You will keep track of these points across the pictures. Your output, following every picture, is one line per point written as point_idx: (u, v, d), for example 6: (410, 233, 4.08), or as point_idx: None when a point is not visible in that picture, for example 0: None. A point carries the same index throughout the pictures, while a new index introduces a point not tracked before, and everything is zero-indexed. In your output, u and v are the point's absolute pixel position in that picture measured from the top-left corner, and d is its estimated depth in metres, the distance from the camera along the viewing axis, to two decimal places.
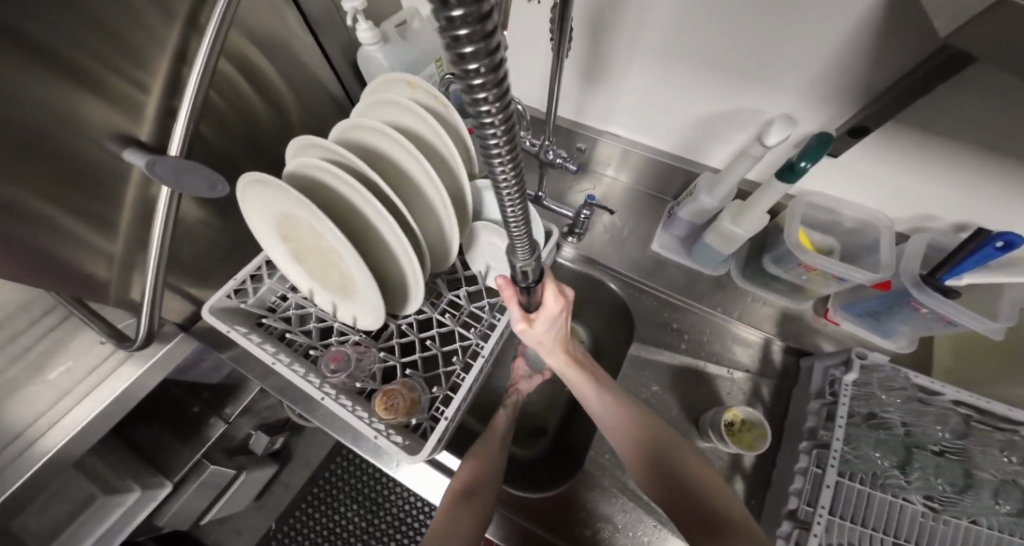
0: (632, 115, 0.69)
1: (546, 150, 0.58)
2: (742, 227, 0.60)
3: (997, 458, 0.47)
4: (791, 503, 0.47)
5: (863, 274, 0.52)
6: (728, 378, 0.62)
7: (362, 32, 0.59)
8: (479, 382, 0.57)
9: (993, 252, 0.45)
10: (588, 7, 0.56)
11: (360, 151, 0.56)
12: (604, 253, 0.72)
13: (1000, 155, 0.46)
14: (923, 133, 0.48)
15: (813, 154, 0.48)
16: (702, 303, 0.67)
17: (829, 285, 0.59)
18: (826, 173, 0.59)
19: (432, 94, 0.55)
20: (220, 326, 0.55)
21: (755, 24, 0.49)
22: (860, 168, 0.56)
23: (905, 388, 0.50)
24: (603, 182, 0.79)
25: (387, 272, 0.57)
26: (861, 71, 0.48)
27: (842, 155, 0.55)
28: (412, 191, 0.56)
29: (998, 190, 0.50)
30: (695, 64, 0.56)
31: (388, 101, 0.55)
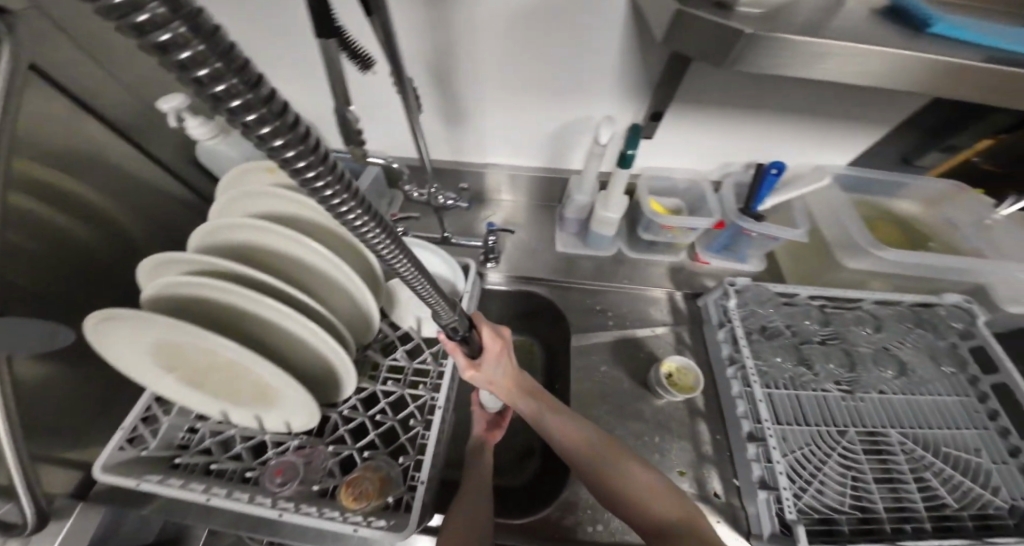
0: (495, 142, 0.76)
1: (437, 196, 0.59)
2: (612, 209, 0.70)
3: (863, 332, 0.64)
4: (746, 426, 0.57)
5: (703, 220, 0.65)
6: (653, 335, 0.71)
7: (192, 129, 0.55)
8: (443, 438, 0.56)
9: (773, 178, 0.63)
10: (425, 61, 0.62)
11: (232, 251, 0.52)
12: (517, 268, 0.77)
13: (758, 110, 0.62)
14: (706, 107, 0.63)
15: (634, 142, 0.60)
16: (611, 281, 0.76)
17: (688, 236, 0.72)
18: (657, 151, 0.71)
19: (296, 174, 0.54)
20: (124, 484, 0.45)
21: (565, 41, 0.58)
22: (673, 139, 0.69)
23: (771, 298, 0.64)
24: (495, 206, 0.86)
25: (308, 365, 0.51)
26: (644, 74, 0.61)
27: (656, 135, 0.68)
28: (306, 273, 0.53)
29: (768, 134, 0.66)
30: (532, 86, 0.65)
31: (252, 193, 0.52)
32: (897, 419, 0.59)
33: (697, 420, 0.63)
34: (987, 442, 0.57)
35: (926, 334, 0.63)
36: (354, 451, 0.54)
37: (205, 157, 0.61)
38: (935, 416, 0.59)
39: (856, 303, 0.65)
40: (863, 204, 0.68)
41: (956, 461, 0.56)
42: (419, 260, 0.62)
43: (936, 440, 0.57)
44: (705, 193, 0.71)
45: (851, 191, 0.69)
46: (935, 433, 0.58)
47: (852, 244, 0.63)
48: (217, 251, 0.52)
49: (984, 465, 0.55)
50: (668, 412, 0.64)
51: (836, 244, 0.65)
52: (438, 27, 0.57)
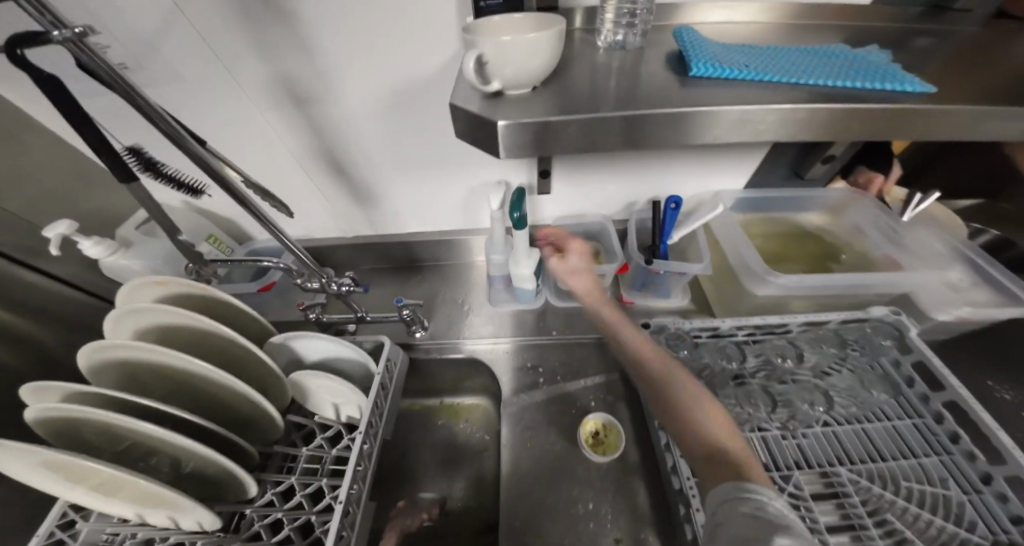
0: (408, 215, 0.81)
1: (330, 284, 0.62)
2: (524, 265, 0.70)
3: (793, 361, 0.62)
4: (676, 483, 0.52)
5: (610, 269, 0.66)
6: (582, 387, 0.69)
7: (89, 249, 0.63)
8: (353, 528, 0.57)
9: (675, 213, 0.65)
10: (322, 157, 0.69)
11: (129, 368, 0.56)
12: (447, 333, 0.79)
13: (631, 156, 0.66)
14: (581, 163, 0.67)
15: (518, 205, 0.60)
16: (538, 335, 0.75)
17: (604, 279, 0.72)
18: (554, 202, 0.74)
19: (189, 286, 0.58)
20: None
21: (424, 122, 0.63)
22: (568, 192, 0.72)
23: (683, 337, 0.63)
24: (428, 272, 0.89)
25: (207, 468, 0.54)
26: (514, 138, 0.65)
27: (551, 189, 0.71)
28: (204, 379, 0.57)
29: (657, 172, 0.69)
30: (418, 165, 0.70)
31: (145, 309, 0.56)
32: (844, 453, 0.54)
33: (630, 478, 0.60)
34: (951, 471, 0.50)
35: (859, 355, 0.62)
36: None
37: (118, 274, 0.68)
38: (889, 446, 0.54)
39: (784, 328, 0.65)
40: (757, 219, 0.74)
41: (926, 499, 0.49)
42: (329, 347, 0.66)
43: (893, 473, 0.52)
44: (610, 234, 0.74)
45: (753, 209, 0.73)
46: (891, 465, 0.52)
47: (750, 270, 0.63)
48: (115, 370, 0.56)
49: (955, 497, 0.48)
50: (602, 471, 0.61)
51: (741, 272, 0.65)
52: (315, 127, 0.65)
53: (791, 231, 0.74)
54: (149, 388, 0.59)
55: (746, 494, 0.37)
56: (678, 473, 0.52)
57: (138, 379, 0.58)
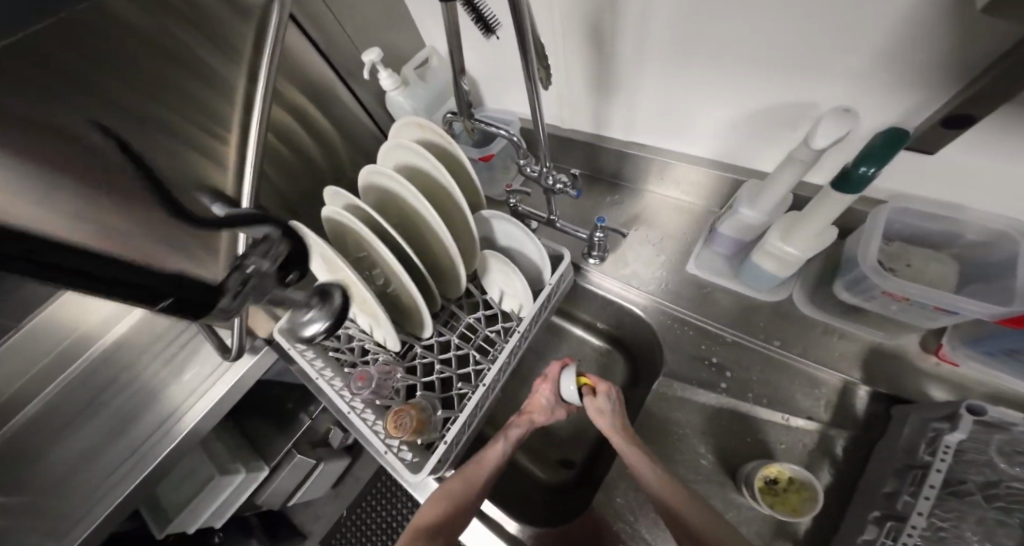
0: (657, 121, 0.63)
1: (546, 176, 0.55)
2: (795, 245, 0.50)
3: None
4: None
5: (985, 307, 0.41)
6: (783, 426, 0.54)
7: (382, 79, 0.63)
8: (484, 407, 0.59)
9: None
10: (588, 19, 0.54)
11: (379, 197, 0.61)
12: (634, 272, 0.67)
13: None
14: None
15: (879, 157, 0.37)
16: (753, 335, 0.58)
17: (936, 318, 0.47)
18: (922, 169, 0.48)
19: (441, 134, 0.56)
20: (282, 342, 0.64)
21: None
22: (969, 164, 0.44)
23: None
24: (639, 197, 0.74)
25: (411, 303, 0.61)
26: (937, 50, 0.38)
27: (939, 151, 0.44)
28: (427, 227, 0.59)
29: None
30: (728, 61, 0.49)
31: (402, 146, 0.57)
32: None
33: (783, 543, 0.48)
34: None
35: None
36: (418, 384, 0.63)
37: (393, 110, 0.69)
38: None
39: None
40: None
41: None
42: (520, 240, 0.61)
43: None
44: (1007, 253, 0.46)
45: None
46: None
47: None
48: (371, 194, 0.62)
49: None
50: (753, 519, 0.50)
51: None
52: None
53: None
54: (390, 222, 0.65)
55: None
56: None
57: (385, 210, 0.63)
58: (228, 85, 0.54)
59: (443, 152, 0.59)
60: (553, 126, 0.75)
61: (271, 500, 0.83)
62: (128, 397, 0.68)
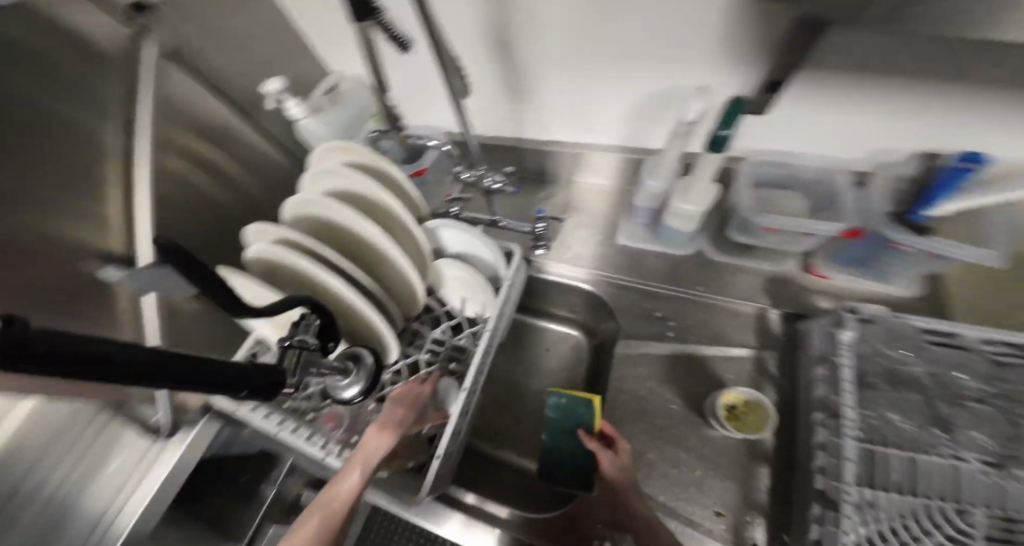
0: (564, 118, 0.70)
1: (483, 178, 0.58)
2: (692, 204, 0.59)
3: None
4: (818, 482, 0.45)
5: (828, 225, 0.53)
6: (726, 357, 0.63)
7: (291, 108, 0.60)
8: (467, 416, 0.58)
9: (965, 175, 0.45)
10: (490, 32, 0.58)
11: (312, 228, 0.58)
12: (575, 255, 0.73)
13: (929, 86, 0.48)
14: (831, 79, 0.50)
15: (729, 119, 0.47)
16: (683, 286, 0.68)
17: (802, 241, 0.60)
18: (768, 129, 0.60)
19: (368, 155, 0.55)
20: (227, 405, 0.58)
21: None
22: (802, 120, 0.57)
23: (911, 336, 0.51)
24: (565, 188, 0.81)
25: (368, 332, 0.58)
26: (764, 38, 0.49)
27: (775, 113, 0.57)
28: (371, 251, 0.57)
29: (957, 111, 0.50)
30: (612, 60, 0.57)
31: (330, 172, 0.55)
32: None
33: (757, 463, 0.55)
34: None
35: None
36: None
37: (308, 138, 0.66)
38: None
39: None
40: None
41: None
42: (472, 245, 0.63)
43: None
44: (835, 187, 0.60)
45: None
46: None
47: None
48: (303, 225, 0.58)
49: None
50: (725, 446, 0.57)
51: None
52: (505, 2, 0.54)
53: None
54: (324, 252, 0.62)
55: None
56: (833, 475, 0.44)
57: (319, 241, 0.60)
58: (98, 136, 0.46)
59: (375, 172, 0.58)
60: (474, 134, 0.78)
61: None
62: None
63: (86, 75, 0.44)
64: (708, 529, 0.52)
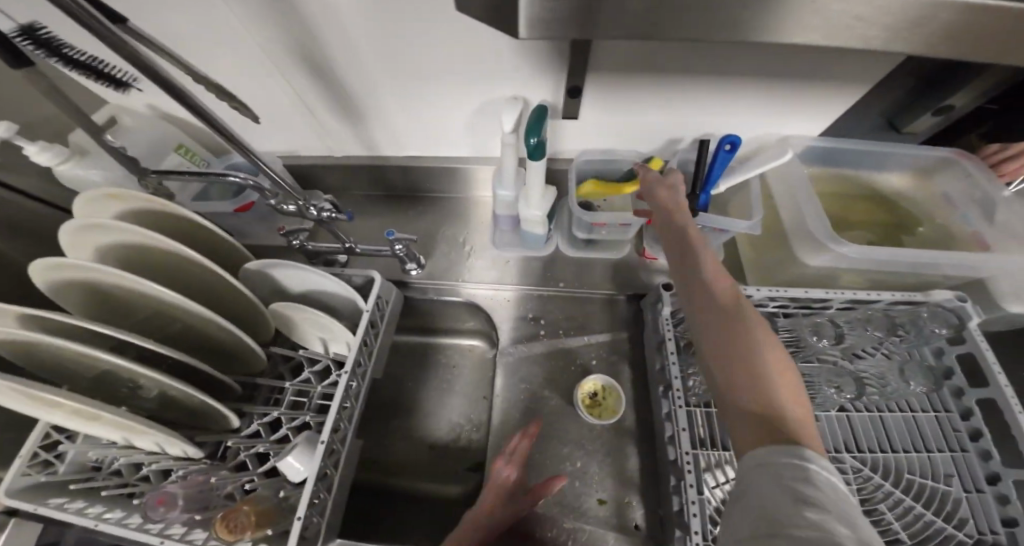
0: (401, 135, 0.69)
1: (309, 208, 0.55)
2: (536, 207, 0.62)
3: (818, 343, 0.54)
4: (670, 454, 0.49)
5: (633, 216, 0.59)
6: (589, 344, 0.66)
7: (35, 156, 0.50)
8: (341, 466, 0.53)
9: (728, 156, 0.55)
10: (285, 53, 0.54)
11: (90, 293, 0.48)
12: (437, 271, 0.72)
13: (690, 81, 0.55)
14: (615, 82, 0.55)
15: (537, 128, 0.49)
16: (544, 285, 0.70)
17: (625, 231, 0.66)
18: (576, 133, 0.65)
19: (145, 199, 0.48)
20: (23, 507, 0.45)
21: (424, 19, 0.48)
22: (598, 121, 0.62)
23: None
24: (423, 204, 0.79)
25: (189, 402, 0.49)
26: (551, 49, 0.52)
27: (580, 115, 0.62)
28: (175, 309, 0.48)
29: (702, 103, 0.59)
30: (421, 71, 0.56)
31: (96, 226, 0.46)
32: (852, 439, 0.52)
33: (625, 441, 0.58)
34: (960, 469, 0.48)
35: (903, 342, 0.54)
36: (257, 478, 0.53)
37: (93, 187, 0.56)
38: (904, 439, 0.51)
39: (826, 301, 0.54)
40: (826, 174, 0.65)
41: (918, 490, 0.48)
42: (312, 279, 0.58)
43: (896, 465, 0.49)
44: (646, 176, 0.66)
45: (819, 162, 0.65)
46: (894, 457, 0.50)
47: (808, 237, 0.57)
48: (73, 294, 0.47)
49: (953, 494, 0.46)
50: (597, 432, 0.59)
51: (795, 236, 0.59)
52: (283, 24, 0.51)
53: (860, 193, 0.65)
54: (113, 322, 0.51)
55: (797, 456, 0.28)
56: (677, 445, 0.48)
57: (102, 309, 0.49)
58: None
59: (166, 218, 0.51)
60: (314, 157, 0.73)
61: None
62: None
63: None
64: (590, 517, 0.53)
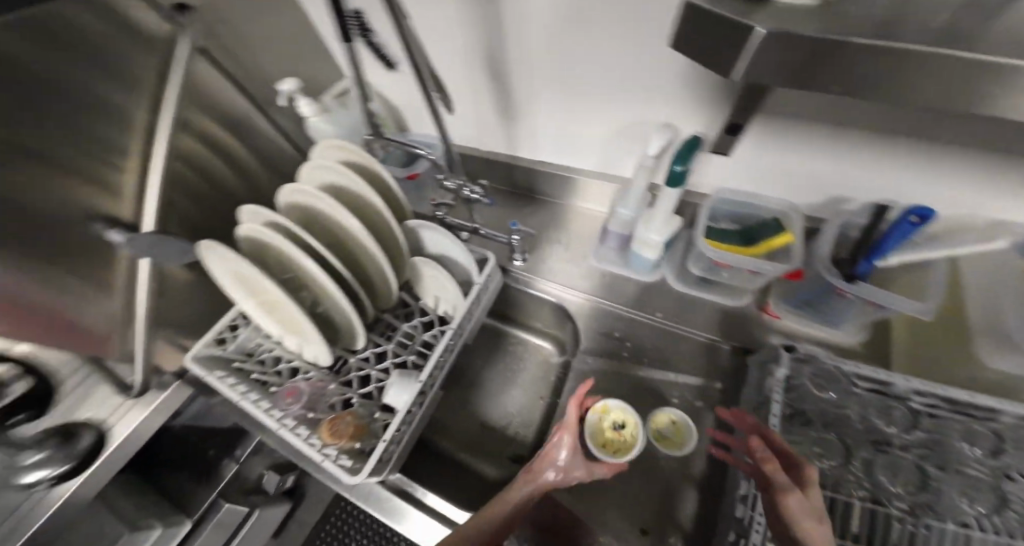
0: (550, 143, 0.75)
1: (463, 188, 0.63)
2: (655, 232, 0.62)
3: (965, 451, 0.46)
4: (737, 510, 0.46)
5: (772, 266, 0.53)
6: (676, 382, 0.65)
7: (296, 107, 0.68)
8: (422, 408, 0.61)
9: (911, 229, 0.46)
10: (483, 57, 0.65)
11: (301, 215, 0.62)
12: (545, 271, 0.76)
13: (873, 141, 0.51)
14: (783, 128, 0.54)
15: (683, 158, 0.48)
16: (644, 311, 0.69)
17: (748, 280, 0.62)
18: (725, 168, 0.63)
19: (361, 155, 0.62)
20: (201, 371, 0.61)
21: (614, 42, 0.54)
22: (754, 163, 0.59)
23: (840, 379, 0.52)
24: (547, 209, 0.85)
25: (335, 315, 0.61)
26: (724, 85, 0.53)
27: (736, 154, 0.59)
28: (350, 242, 0.61)
29: (885, 165, 0.53)
30: (590, 87, 0.62)
31: (324, 166, 0.61)
32: None
33: (689, 487, 0.56)
34: None
35: None
36: (354, 397, 0.63)
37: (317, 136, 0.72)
38: None
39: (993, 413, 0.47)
40: None
41: None
42: (447, 245, 0.67)
43: None
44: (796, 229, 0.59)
45: None
46: None
47: (1009, 340, 0.48)
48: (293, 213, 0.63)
49: None
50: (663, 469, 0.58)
51: (985, 333, 0.51)
52: (491, 33, 0.61)
53: None
54: None
55: None
56: (751, 504, 0.45)
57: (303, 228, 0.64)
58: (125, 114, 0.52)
59: (365, 171, 0.64)
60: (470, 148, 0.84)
61: None
62: None
63: (126, 66, 0.50)
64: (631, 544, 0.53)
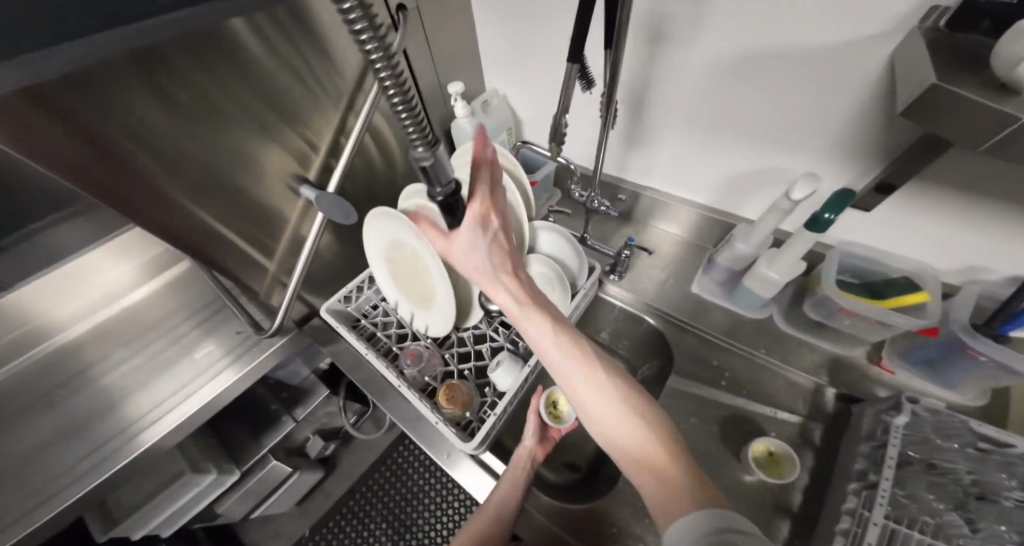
0: (669, 175, 0.80)
1: (593, 200, 0.68)
2: (777, 271, 0.65)
3: None
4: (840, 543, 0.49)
5: (903, 317, 0.57)
6: (773, 418, 0.66)
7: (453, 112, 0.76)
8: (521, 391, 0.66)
9: None
10: (627, 90, 0.71)
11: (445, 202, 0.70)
12: (645, 290, 0.80)
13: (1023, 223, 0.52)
14: (927, 196, 0.55)
15: (838, 205, 0.51)
16: (744, 345, 0.72)
17: (874, 330, 0.63)
18: (855, 222, 0.65)
19: (508, 159, 0.69)
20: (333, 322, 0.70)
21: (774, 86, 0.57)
22: (889, 222, 0.61)
23: (964, 433, 0.53)
24: (651, 233, 0.88)
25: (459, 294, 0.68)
26: (870, 146, 0.56)
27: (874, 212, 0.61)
28: None
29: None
30: (726, 132, 0.66)
31: None
32: None
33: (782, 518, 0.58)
34: None
35: None
36: (456, 369, 0.69)
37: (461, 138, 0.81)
38: None
39: None
40: None
41: None
42: (563, 248, 0.73)
43: None
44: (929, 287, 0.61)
45: None
46: None
47: None
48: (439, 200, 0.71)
49: None
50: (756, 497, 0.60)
51: None
52: (643, 70, 0.67)
53: None
54: None
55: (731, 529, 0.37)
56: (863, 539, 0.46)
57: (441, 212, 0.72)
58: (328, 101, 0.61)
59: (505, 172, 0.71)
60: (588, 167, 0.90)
61: (231, 512, 0.79)
62: (88, 398, 0.64)
63: (337, 58, 0.60)
64: None
